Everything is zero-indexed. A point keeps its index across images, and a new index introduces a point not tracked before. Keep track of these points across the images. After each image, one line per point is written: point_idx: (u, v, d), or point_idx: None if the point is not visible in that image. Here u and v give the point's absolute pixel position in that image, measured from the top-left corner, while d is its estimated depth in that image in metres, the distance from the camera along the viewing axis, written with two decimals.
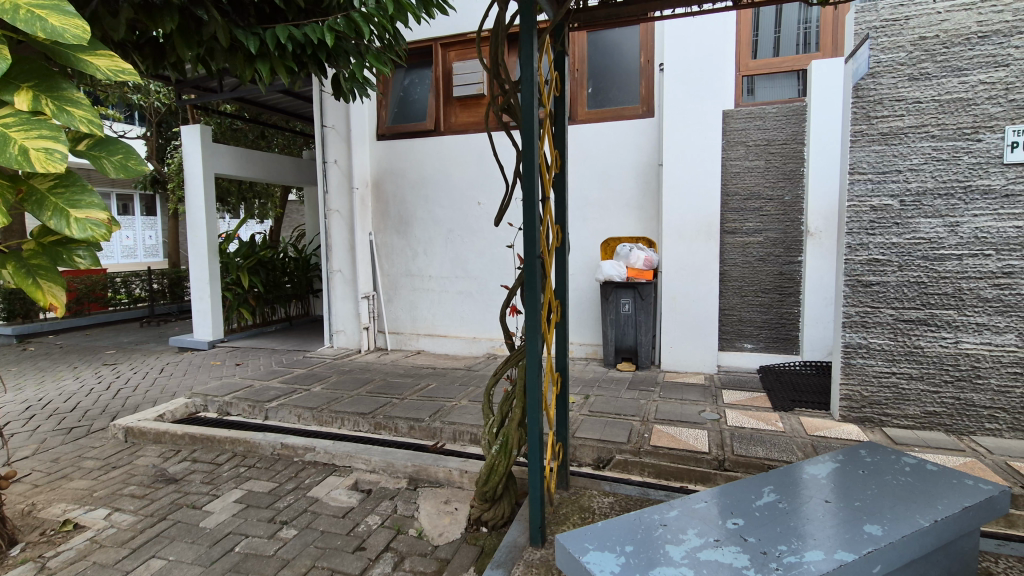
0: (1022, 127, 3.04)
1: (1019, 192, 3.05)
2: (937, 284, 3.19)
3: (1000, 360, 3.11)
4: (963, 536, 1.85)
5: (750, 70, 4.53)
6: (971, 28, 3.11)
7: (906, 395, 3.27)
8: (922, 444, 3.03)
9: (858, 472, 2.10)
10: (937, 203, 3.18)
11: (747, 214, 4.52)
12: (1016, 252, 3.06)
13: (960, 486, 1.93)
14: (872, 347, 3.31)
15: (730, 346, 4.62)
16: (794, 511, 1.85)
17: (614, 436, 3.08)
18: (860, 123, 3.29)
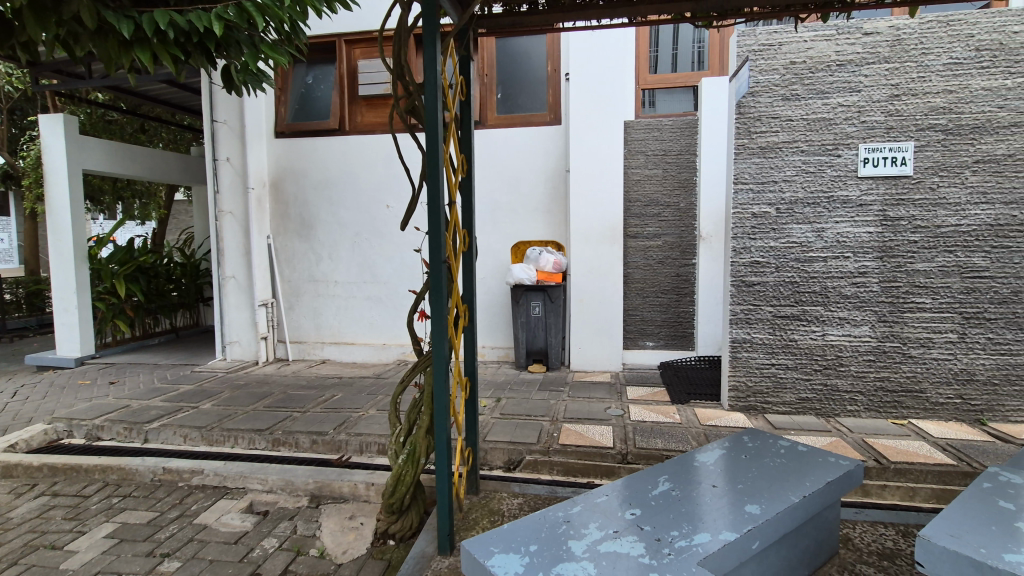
0: (872, 145, 3.47)
1: (871, 201, 3.49)
2: (807, 282, 3.56)
3: (858, 350, 3.52)
4: (827, 507, 2.08)
5: (648, 85, 4.82)
6: (831, 56, 3.51)
7: (784, 384, 3.62)
8: (796, 427, 3.35)
9: (742, 456, 2.29)
10: (805, 210, 3.56)
11: (647, 219, 4.80)
12: (869, 254, 3.49)
13: (824, 464, 2.17)
14: (754, 341, 3.63)
15: (633, 344, 4.87)
16: (686, 497, 1.97)
17: (524, 438, 3.12)
18: (742, 137, 3.60)
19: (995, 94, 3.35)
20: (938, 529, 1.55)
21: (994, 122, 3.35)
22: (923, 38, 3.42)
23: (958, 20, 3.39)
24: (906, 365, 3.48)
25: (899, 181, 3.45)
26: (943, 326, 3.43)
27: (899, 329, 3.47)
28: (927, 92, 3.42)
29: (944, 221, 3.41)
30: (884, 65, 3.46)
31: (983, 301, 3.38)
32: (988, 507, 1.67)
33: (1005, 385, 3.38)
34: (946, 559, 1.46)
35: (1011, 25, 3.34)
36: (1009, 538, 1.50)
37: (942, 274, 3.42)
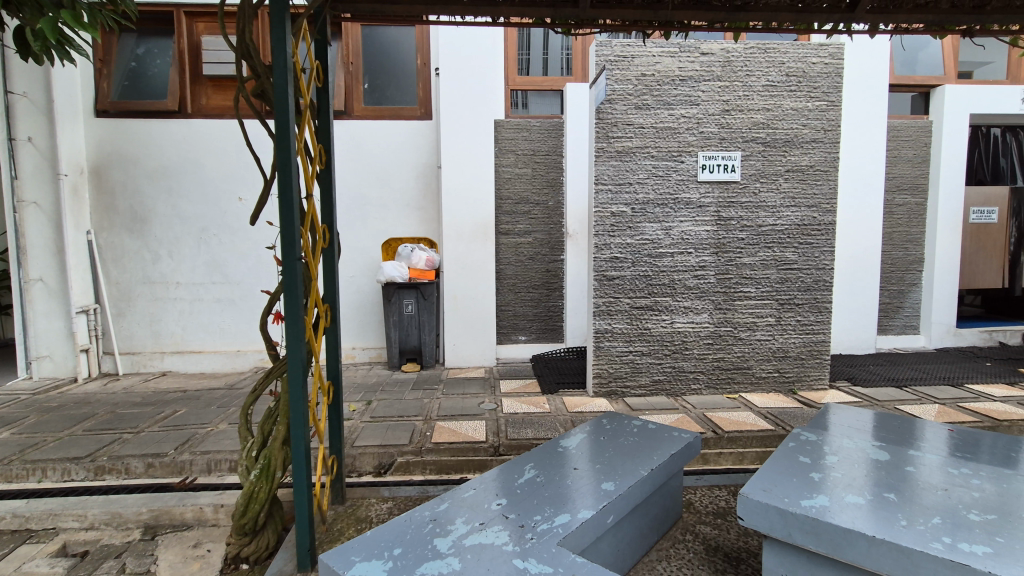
0: (708, 154, 3.92)
1: (708, 203, 3.93)
2: (658, 276, 3.92)
3: (699, 335, 3.96)
4: (672, 477, 2.31)
5: (517, 85, 4.94)
6: (675, 71, 3.88)
7: (640, 368, 3.95)
8: (650, 407, 3.67)
9: (600, 438, 2.45)
10: (656, 210, 3.91)
11: (518, 217, 4.94)
12: (707, 250, 3.94)
13: (669, 439, 2.42)
14: (614, 331, 3.91)
15: (507, 339, 4.99)
16: (549, 482, 2.06)
17: (395, 439, 3.04)
18: (601, 141, 3.86)
19: (801, 114, 3.95)
20: (754, 486, 1.80)
21: (800, 138, 3.95)
22: (747, 62, 3.92)
23: (773, 48, 3.94)
24: (737, 346, 3.98)
25: (730, 186, 3.94)
26: (765, 311, 3.98)
27: (731, 315, 3.97)
28: (750, 109, 3.94)
29: (764, 221, 3.96)
30: (718, 82, 3.91)
31: (793, 289, 3.98)
32: (791, 463, 1.98)
33: (810, 359, 4.01)
34: (760, 511, 1.70)
35: (812, 56, 3.95)
36: (806, 487, 1.79)
37: (764, 267, 3.97)
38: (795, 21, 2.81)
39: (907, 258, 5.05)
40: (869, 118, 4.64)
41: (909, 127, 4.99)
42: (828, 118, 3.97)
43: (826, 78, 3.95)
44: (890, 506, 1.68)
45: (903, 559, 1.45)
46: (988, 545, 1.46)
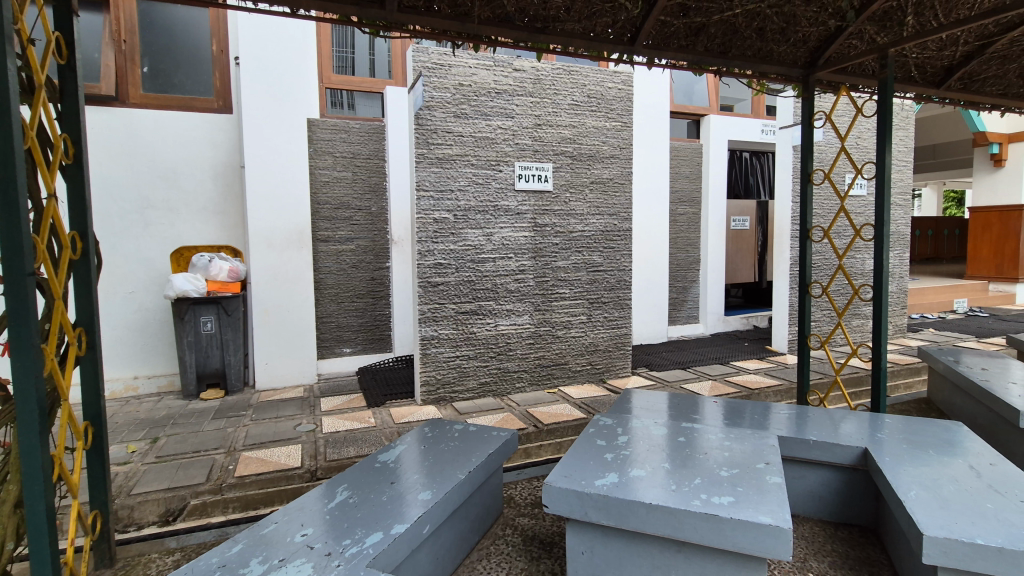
0: (524, 164, 4.16)
1: (525, 211, 4.17)
2: (481, 280, 4.03)
3: (521, 335, 4.17)
4: (490, 476, 2.39)
5: (332, 84, 4.65)
6: (491, 84, 4.04)
7: (467, 372, 4.01)
8: (477, 409, 3.75)
9: (421, 447, 2.43)
10: (477, 217, 4.02)
11: (338, 223, 4.69)
12: (526, 255, 4.17)
13: (487, 439, 2.51)
14: (441, 338, 3.93)
15: (329, 352, 4.71)
16: (363, 501, 1.96)
17: (188, 479, 2.65)
18: (421, 147, 3.86)
19: (601, 132, 4.41)
20: (557, 473, 1.93)
21: (601, 153, 4.41)
22: (554, 81, 4.24)
23: (576, 71, 4.32)
24: (555, 344, 4.28)
25: (543, 195, 4.23)
26: (577, 310, 4.35)
27: (549, 315, 4.26)
28: (558, 124, 4.28)
29: (574, 228, 4.33)
30: (529, 98, 4.17)
31: (600, 288, 4.42)
32: (590, 447, 2.17)
33: (616, 350, 4.49)
34: (561, 497, 1.82)
35: (608, 81, 4.44)
36: (600, 467, 1.98)
37: (576, 269, 4.34)
38: (588, 48, 3.11)
39: (688, 259, 5.97)
40: (655, 139, 5.37)
41: (686, 148, 5.89)
42: (623, 137, 4.49)
43: (620, 101, 4.47)
44: (665, 474, 1.93)
45: (673, 519, 1.68)
46: (732, 496, 1.76)
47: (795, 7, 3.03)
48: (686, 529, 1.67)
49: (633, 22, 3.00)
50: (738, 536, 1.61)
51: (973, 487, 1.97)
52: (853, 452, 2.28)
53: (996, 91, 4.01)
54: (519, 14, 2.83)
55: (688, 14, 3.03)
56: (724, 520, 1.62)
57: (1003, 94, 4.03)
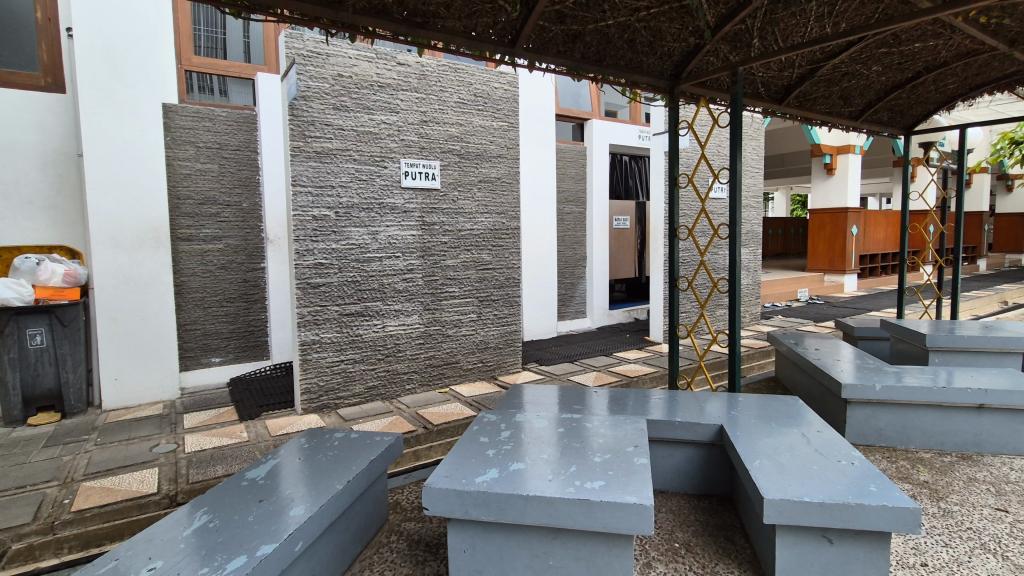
0: (410, 161, 4.07)
1: (412, 209, 4.09)
2: (366, 281, 3.89)
3: (410, 336, 4.09)
4: (372, 484, 2.32)
5: (192, 66, 4.20)
6: (373, 77, 3.90)
7: (353, 376, 3.85)
8: (363, 414, 3.62)
9: (296, 460, 2.29)
10: (361, 215, 3.87)
11: (203, 220, 4.27)
12: (413, 254, 4.10)
13: (368, 445, 2.43)
14: (323, 342, 3.74)
15: (195, 363, 4.29)
16: (225, 524, 1.80)
17: (8, 520, 2.26)
18: (297, 140, 3.63)
19: (488, 131, 4.45)
20: (437, 474, 1.91)
21: (488, 152, 4.45)
22: (440, 77, 4.19)
23: (462, 69, 4.30)
24: (446, 343, 4.26)
25: (430, 193, 4.18)
26: (467, 308, 4.36)
27: (439, 314, 4.22)
28: (444, 122, 4.24)
29: (463, 226, 4.33)
30: (414, 93, 4.08)
31: (490, 286, 4.47)
32: (473, 445, 2.18)
33: (506, 347, 4.57)
34: (442, 497, 1.81)
35: (493, 81, 4.48)
36: (481, 464, 1.99)
37: (465, 268, 4.34)
38: (469, 46, 3.11)
39: (575, 256, 6.24)
40: (541, 141, 5.53)
41: (571, 150, 6.14)
42: (509, 137, 4.56)
43: (506, 102, 4.54)
44: (543, 465, 2.00)
45: (548, 507, 1.74)
46: (603, 480, 1.86)
47: (660, 23, 3.27)
48: (561, 515, 1.74)
49: (512, 24, 3.05)
50: (608, 517, 1.71)
51: (804, 452, 2.27)
52: (710, 429, 2.54)
53: (823, 110, 4.65)
54: (397, 7, 2.75)
55: (565, 22, 3.15)
56: (594, 504, 1.71)
57: (828, 112, 4.70)
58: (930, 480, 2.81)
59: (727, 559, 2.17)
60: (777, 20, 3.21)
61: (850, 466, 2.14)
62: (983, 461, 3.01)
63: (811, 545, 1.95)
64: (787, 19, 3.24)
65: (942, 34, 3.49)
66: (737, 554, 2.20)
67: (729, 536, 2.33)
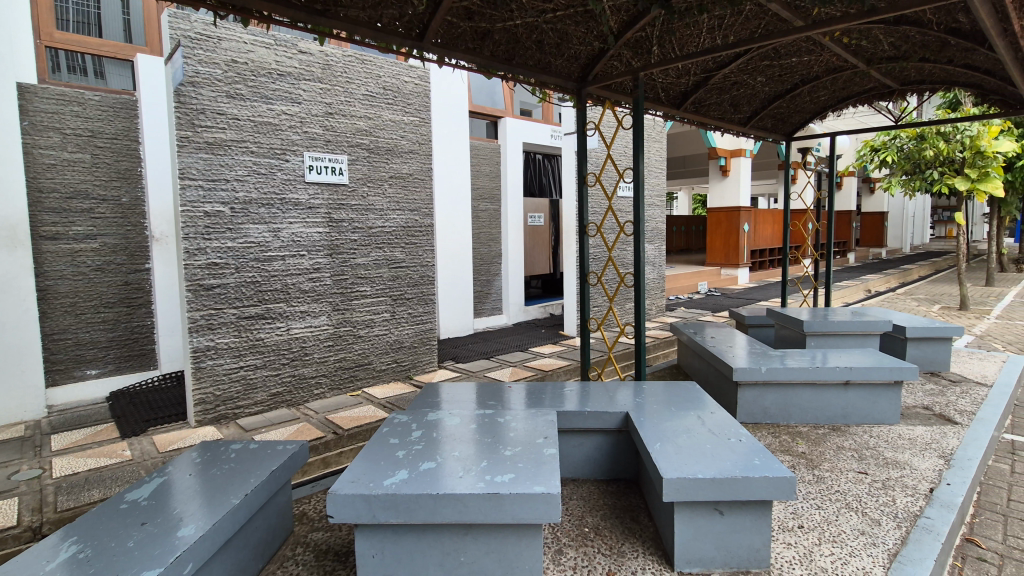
0: (314, 154, 3.88)
1: (318, 205, 3.90)
2: (267, 281, 3.67)
3: (318, 338, 3.92)
4: (274, 496, 2.19)
5: (56, 43, 3.73)
6: (271, 64, 3.67)
7: (254, 383, 3.62)
8: (266, 423, 3.41)
9: (186, 476, 2.11)
10: (260, 211, 3.65)
11: (73, 216, 3.83)
12: (320, 252, 3.92)
13: (269, 455, 2.30)
14: (219, 347, 3.49)
15: (67, 377, 3.84)
16: (99, 552, 1.62)
17: None
18: (184, 129, 3.34)
19: (399, 126, 4.34)
20: (343, 480, 1.84)
21: (398, 148, 4.34)
22: (346, 68, 4.03)
23: (370, 60, 4.16)
24: (357, 344, 4.12)
25: (338, 188, 4.01)
26: (380, 308, 4.24)
27: (349, 315, 4.07)
28: (351, 114, 4.09)
29: (373, 223, 4.20)
30: (318, 84, 3.89)
31: (404, 285, 4.38)
32: (382, 447, 2.13)
33: (421, 346, 4.49)
34: (347, 503, 1.74)
35: (404, 75, 4.37)
36: (390, 466, 1.95)
37: (376, 266, 4.22)
38: (375, 38, 3.00)
39: (490, 253, 6.27)
40: (455, 137, 5.49)
41: (485, 148, 6.16)
42: (421, 133, 4.48)
43: (417, 97, 4.45)
44: (454, 462, 2.00)
45: (458, 504, 1.74)
46: (512, 472, 1.89)
47: (566, 26, 3.37)
48: (471, 511, 1.74)
49: (419, 17, 3.00)
50: (516, 508, 1.74)
51: (699, 433, 2.45)
52: (617, 417, 2.66)
53: (716, 116, 5.02)
54: None
55: (473, 19, 3.15)
56: (504, 496, 1.74)
57: (721, 118, 5.08)
58: (807, 450, 3.13)
59: (632, 539, 2.29)
60: (673, 29, 3.41)
61: (739, 443, 2.34)
62: (849, 431, 3.40)
63: (706, 519, 2.10)
64: (682, 29, 3.46)
65: (814, 51, 3.89)
66: (641, 533, 2.33)
67: (634, 517, 2.46)
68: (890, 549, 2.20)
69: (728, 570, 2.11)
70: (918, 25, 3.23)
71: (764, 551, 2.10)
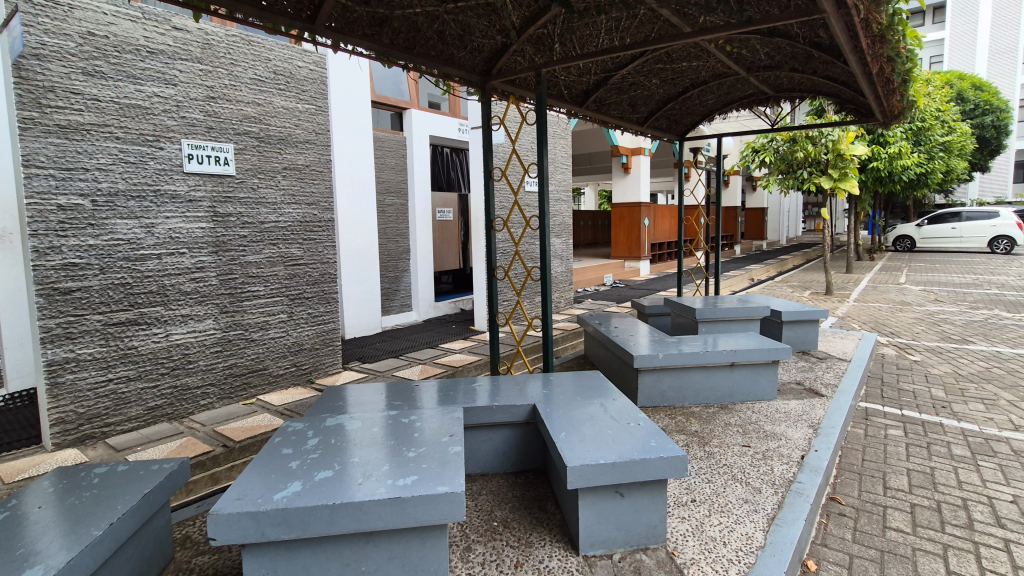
0: (194, 142, 3.52)
1: (199, 198, 3.56)
2: (141, 283, 3.30)
3: (203, 344, 3.58)
4: (149, 521, 1.97)
5: None
6: (139, 40, 3.27)
7: (127, 398, 3.24)
8: (142, 441, 3.06)
9: (36, 508, 1.83)
10: (129, 204, 3.25)
11: None
12: (203, 250, 3.58)
13: (143, 476, 2.06)
14: (82, 359, 3.07)
15: None
16: None
17: None
18: (28, 109, 2.88)
19: (292, 114, 4.07)
20: (227, 498, 1.69)
21: (293, 137, 4.07)
22: (229, 49, 3.70)
23: (257, 42, 3.86)
24: (249, 348, 3.82)
25: (224, 180, 3.69)
26: (275, 309, 3.97)
27: (239, 317, 3.77)
28: (237, 99, 3.77)
29: (265, 218, 3.92)
30: (197, 65, 3.53)
31: (302, 283, 4.13)
32: (274, 459, 1.98)
33: (324, 348, 4.27)
34: (232, 523, 1.60)
35: (297, 60, 4.10)
36: (282, 478, 1.82)
37: (270, 264, 3.94)
38: (260, 17, 2.77)
39: (398, 249, 6.11)
40: (357, 128, 5.25)
41: (389, 140, 5.97)
42: (318, 122, 4.23)
43: (312, 83, 4.19)
44: (354, 468, 1.90)
45: (357, 513, 1.66)
46: (415, 474, 1.83)
47: (467, 18, 3.33)
48: (371, 518, 1.67)
49: None
50: (419, 511, 1.70)
51: (602, 420, 2.54)
52: (523, 409, 2.69)
53: (616, 114, 5.24)
54: None
55: (369, 3, 3.01)
56: (406, 500, 1.68)
57: (620, 117, 5.30)
58: (699, 429, 3.37)
59: (539, 530, 2.33)
60: (573, 28, 3.49)
61: (637, 427, 2.46)
62: (735, 408, 3.70)
63: (609, 503, 2.18)
64: (582, 29, 3.55)
65: (701, 57, 4.17)
66: (549, 522, 2.37)
67: (542, 506, 2.50)
68: (769, 514, 2.43)
69: (629, 548, 2.20)
70: (788, 37, 3.57)
71: (661, 527, 2.23)
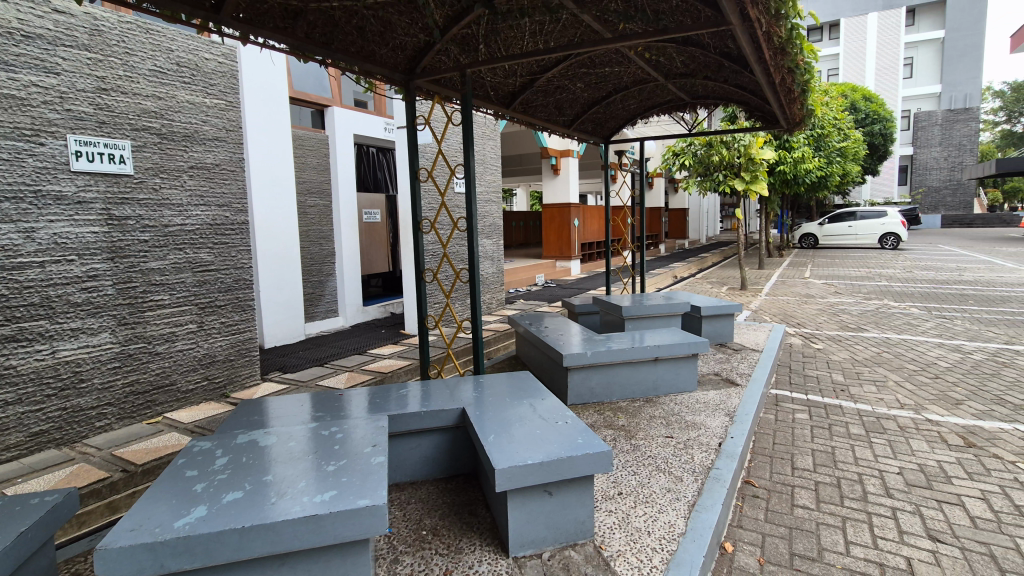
0: (82, 138, 3.19)
1: (90, 199, 3.23)
2: (20, 295, 2.94)
3: (98, 360, 3.26)
4: (27, 562, 1.75)
5: None
6: (13, 22, 2.91)
7: (4, 424, 2.88)
8: (25, 471, 2.74)
9: None
10: (4, 207, 2.90)
11: None
12: (96, 257, 3.25)
13: (20, 511, 1.83)
14: None
15: None
16: None
17: None
18: None
19: (198, 109, 3.80)
20: (118, 531, 1.53)
21: (199, 134, 3.79)
22: (123, 36, 3.39)
23: (156, 30, 3.57)
24: (153, 363, 3.53)
25: (119, 179, 3.37)
26: (183, 319, 3.69)
27: (141, 329, 3.47)
28: (134, 92, 3.46)
29: (170, 221, 3.63)
30: (84, 53, 3.21)
31: (213, 291, 3.87)
32: (176, 483, 1.83)
33: (239, 358, 4.02)
34: (124, 558, 1.45)
35: (202, 51, 3.84)
36: (185, 504, 1.68)
37: (176, 271, 3.65)
38: (157, 3, 2.56)
39: (322, 252, 5.88)
40: (274, 125, 4.99)
41: (310, 138, 5.72)
42: (228, 118, 3.98)
43: (221, 77, 3.94)
44: (267, 487, 1.79)
45: (270, 534, 1.56)
46: (335, 489, 1.75)
47: (388, 15, 3.24)
48: (286, 539, 1.58)
49: None
50: (339, 527, 1.62)
51: (531, 420, 2.55)
52: (452, 414, 2.66)
53: (543, 117, 5.30)
54: None
55: None
56: (323, 517, 1.60)
57: (547, 119, 5.37)
58: (626, 423, 3.47)
59: (469, 535, 2.30)
60: (497, 30, 3.49)
61: (565, 425, 2.49)
62: (659, 401, 3.85)
63: (537, 503, 2.19)
64: (506, 31, 3.56)
65: (622, 62, 4.31)
66: (478, 526, 2.35)
67: (472, 511, 2.48)
68: (689, 501, 2.54)
69: (558, 546, 2.23)
70: (700, 46, 3.76)
71: (588, 522, 2.27)
